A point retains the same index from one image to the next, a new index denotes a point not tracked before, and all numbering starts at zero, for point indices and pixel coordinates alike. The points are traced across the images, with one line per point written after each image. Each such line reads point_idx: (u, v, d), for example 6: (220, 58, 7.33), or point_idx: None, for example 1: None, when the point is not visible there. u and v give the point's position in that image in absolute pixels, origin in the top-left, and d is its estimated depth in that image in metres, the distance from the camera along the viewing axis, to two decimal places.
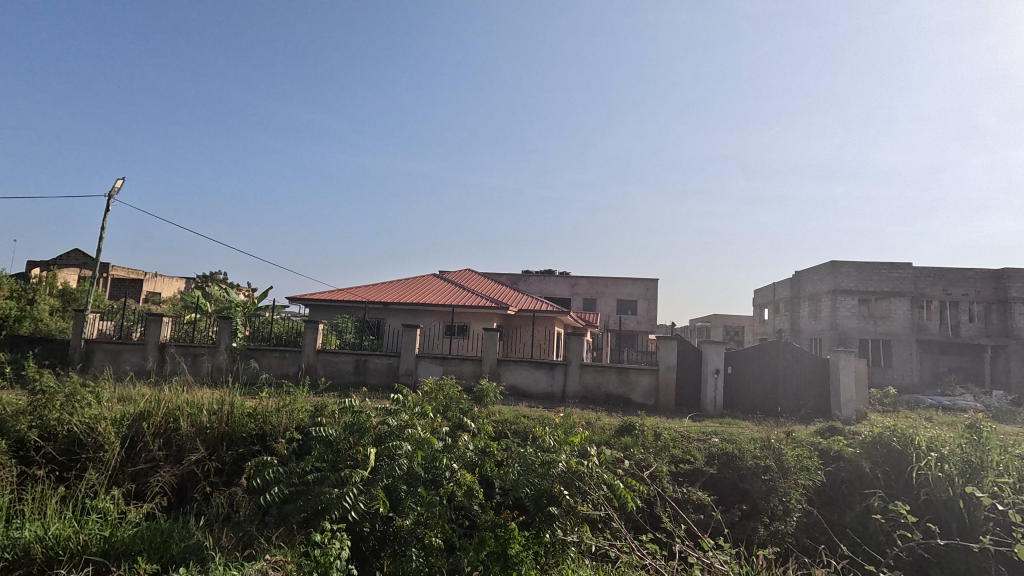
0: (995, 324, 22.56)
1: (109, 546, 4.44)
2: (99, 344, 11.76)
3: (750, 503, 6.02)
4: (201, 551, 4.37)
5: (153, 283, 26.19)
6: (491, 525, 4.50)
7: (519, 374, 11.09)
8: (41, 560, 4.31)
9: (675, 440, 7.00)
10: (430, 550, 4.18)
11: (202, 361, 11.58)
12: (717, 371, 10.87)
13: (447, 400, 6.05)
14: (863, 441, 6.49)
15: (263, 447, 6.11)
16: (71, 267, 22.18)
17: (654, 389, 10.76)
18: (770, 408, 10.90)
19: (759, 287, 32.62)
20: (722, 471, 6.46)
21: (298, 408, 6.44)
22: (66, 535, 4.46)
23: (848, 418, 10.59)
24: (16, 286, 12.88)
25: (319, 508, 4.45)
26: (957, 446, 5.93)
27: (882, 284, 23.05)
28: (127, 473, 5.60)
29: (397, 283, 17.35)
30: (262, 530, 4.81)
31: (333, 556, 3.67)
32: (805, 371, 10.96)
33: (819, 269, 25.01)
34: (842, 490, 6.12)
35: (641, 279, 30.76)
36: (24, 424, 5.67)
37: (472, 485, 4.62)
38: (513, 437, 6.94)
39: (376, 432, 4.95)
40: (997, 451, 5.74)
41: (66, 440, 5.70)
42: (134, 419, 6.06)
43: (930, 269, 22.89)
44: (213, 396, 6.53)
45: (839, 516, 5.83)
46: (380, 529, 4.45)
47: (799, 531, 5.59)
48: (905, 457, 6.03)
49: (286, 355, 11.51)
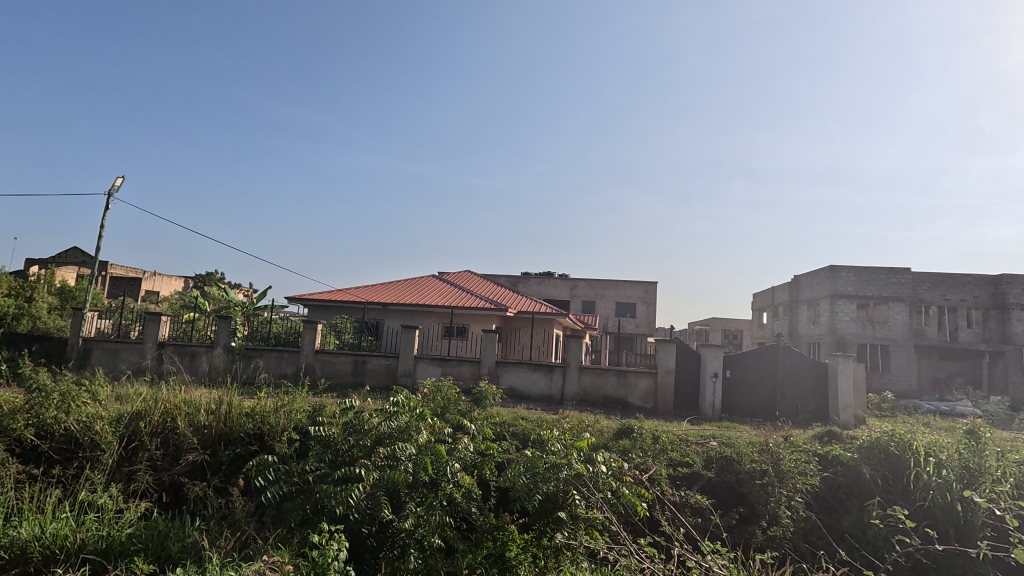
0: (993, 330, 22.56)
1: (107, 545, 4.44)
2: (97, 343, 11.76)
3: (749, 507, 6.05)
4: (200, 550, 4.35)
5: (151, 282, 26.33)
6: (490, 527, 4.49)
7: (519, 376, 11.09)
8: (37, 560, 4.28)
9: (673, 443, 7.02)
10: (430, 552, 4.16)
11: (200, 360, 11.55)
12: (716, 375, 10.88)
13: (445, 402, 6.06)
14: (861, 445, 6.50)
15: (262, 447, 6.11)
16: (70, 265, 22.20)
17: (653, 392, 10.76)
18: (768, 413, 10.88)
19: (758, 292, 32.69)
20: (721, 475, 6.45)
21: (297, 409, 6.42)
22: (64, 534, 4.45)
23: (847, 423, 10.62)
24: (14, 284, 12.85)
25: (318, 508, 4.47)
26: (955, 451, 5.93)
27: (881, 289, 23.15)
28: (124, 472, 5.57)
29: (396, 283, 17.37)
30: (260, 531, 4.81)
31: (331, 556, 3.64)
32: (804, 376, 10.97)
33: (817, 274, 25.07)
34: (840, 495, 6.13)
35: (641, 282, 30.79)
36: (21, 423, 5.63)
37: (472, 487, 4.60)
38: (512, 439, 6.93)
39: (376, 433, 4.87)
40: (994, 457, 5.76)
41: (63, 439, 5.69)
42: (132, 418, 6.04)
43: (929, 274, 22.92)
44: (211, 396, 6.52)
45: (836, 521, 5.84)
46: (379, 531, 4.41)
47: (797, 536, 5.52)
48: (902, 462, 6.03)
49: (285, 355, 11.50)
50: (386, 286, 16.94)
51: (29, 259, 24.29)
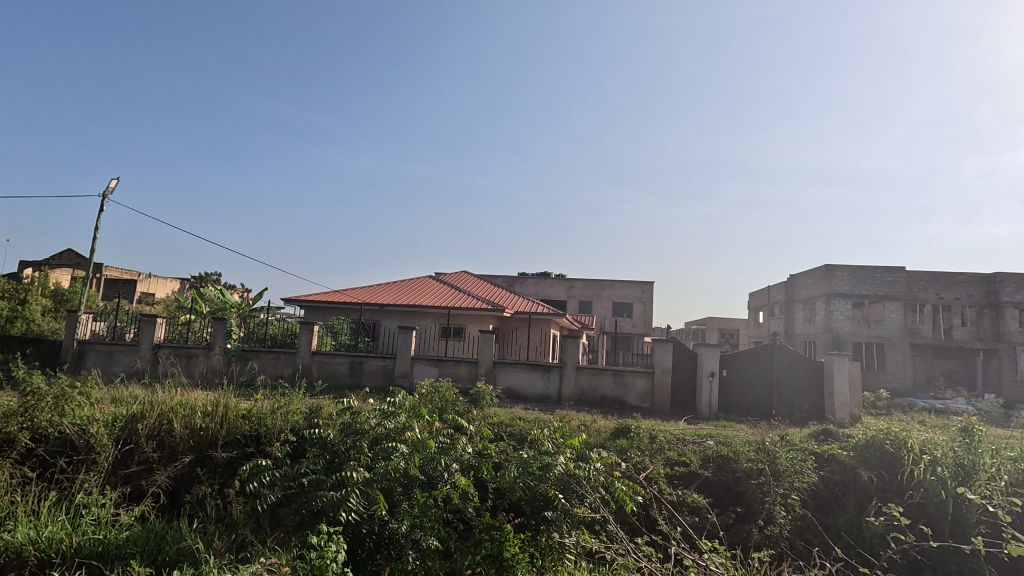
0: (987, 328, 22.68)
1: (102, 549, 4.42)
2: (91, 345, 11.71)
3: (745, 505, 6.06)
4: (195, 553, 4.32)
5: (147, 284, 26.28)
6: (487, 527, 4.48)
7: (515, 376, 11.10)
8: (33, 564, 4.26)
9: (669, 442, 7.04)
10: (427, 553, 4.15)
11: (196, 362, 11.54)
12: (711, 374, 10.91)
13: (443, 402, 6.09)
14: (856, 444, 6.56)
15: (258, 449, 6.10)
16: (64, 267, 22.14)
17: (650, 392, 10.78)
18: (764, 412, 10.90)
19: (754, 291, 32.78)
20: (717, 474, 6.46)
21: (294, 410, 6.42)
22: (59, 538, 4.42)
23: (842, 420, 10.68)
24: (7, 286, 12.81)
25: (315, 510, 4.46)
26: (949, 449, 5.97)
27: (876, 288, 23.25)
28: (120, 474, 5.55)
29: (393, 284, 17.35)
30: (256, 534, 4.78)
31: (329, 558, 3.62)
32: (799, 375, 11.03)
33: (813, 274, 25.16)
34: (836, 493, 6.14)
35: (638, 282, 30.86)
36: (14, 425, 5.59)
37: (468, 488, 4.64)
38: (509, 440, 6.96)
39: (373, 433, 4.91)
40: (988, 454, 5.82)
41: (58, 441, 5.67)
42: (127, 420, 6.02)
43: (923, 273, 23.04)
44: (207, 398, 6.51)
45: (833, 519, 5.86)
46: (376, 533, 4.41)
47: (793, 534, 5.56)
48: (897, 460, 6.10)
49: (281, 357, 11.48)
50: (383, 287, 16.92)
51: (23, 261, 24.24)
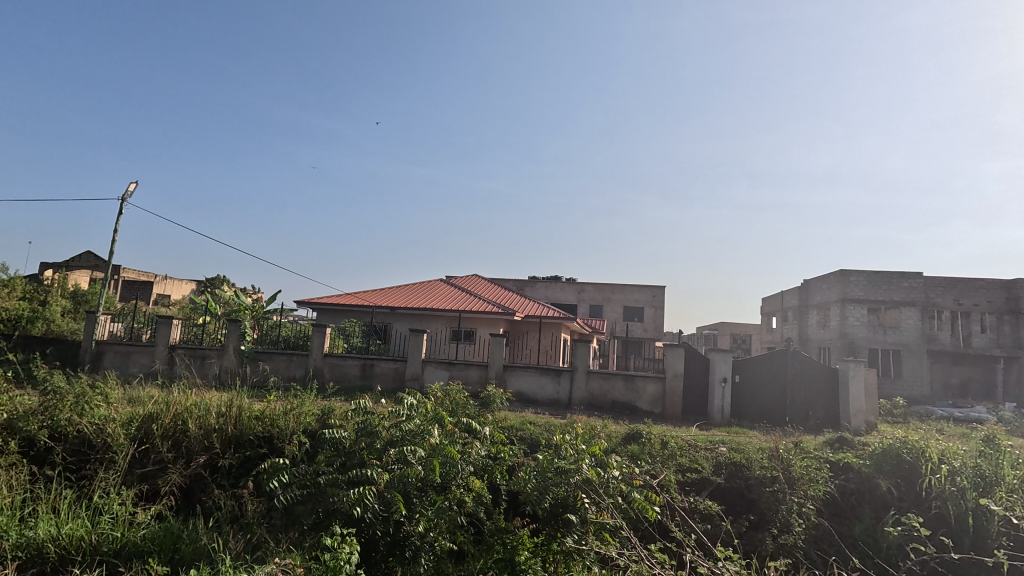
0: (1007, 335, 22.23)
1: (120, 547, 4.48)
2: (109, 345, 11.89)
3: (758, 513, 5.98)
4: (211, 552, 4.39)
5: (164, 286, 26.80)
6: (500, 531, 4.50)
7: (525, 380, 11.09)
8: (54, 560, 4.33)
9: (682, 449, 6.99)
10: (441, 556, 4.18)
11: (210, 363, 11.65)
12: (724, 380, 10.81)
13: (454, 405, 6.09)
14: (873, 452, 6.46)
15: (271, 450, 6.15)
16: (83, 269, 22.59)
17: (661, 397, 10.71)
18: (777, 418, 10.79)
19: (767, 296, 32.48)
20: (730, 481, 6.41)
21: (306, 412, 6.48)
22: (79, 534, 4.49)
23: (858, 428, 10.51)
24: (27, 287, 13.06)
25: (331, 510, 4.51)
26: (969, 459, 5.88)
27: (893, 293, 22.90)
28: (137, 473, 5.63)
29: (404, 286, 17.46)
30: (271, 533, 4.83)
31: (343, 559, 3.63)
32: (814, 380, 10.89)
33: (827, 278, 24.88)
34: (852, 501, 6.06)
35: (649, 285, 30.69)
36: (35, 424, 5.70)
37: (481, 490, 4.62)
38: (520, 444, 6.96)
39: (387, 436, 4.96)
40: (1009, 465, 5.71)
41: (77, 440, 5.75)
42: (144, 420, 6.07)
43: (940, 279, 22.69)
44: (221, 398, 6.57)
45: (848, 528, 5.76)
46: (391, 534, 4.42)
47: (808, 543, 5.50)
48: (916, 470, 5.99)
49: (294, 358, 11.58)
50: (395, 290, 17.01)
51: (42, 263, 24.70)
